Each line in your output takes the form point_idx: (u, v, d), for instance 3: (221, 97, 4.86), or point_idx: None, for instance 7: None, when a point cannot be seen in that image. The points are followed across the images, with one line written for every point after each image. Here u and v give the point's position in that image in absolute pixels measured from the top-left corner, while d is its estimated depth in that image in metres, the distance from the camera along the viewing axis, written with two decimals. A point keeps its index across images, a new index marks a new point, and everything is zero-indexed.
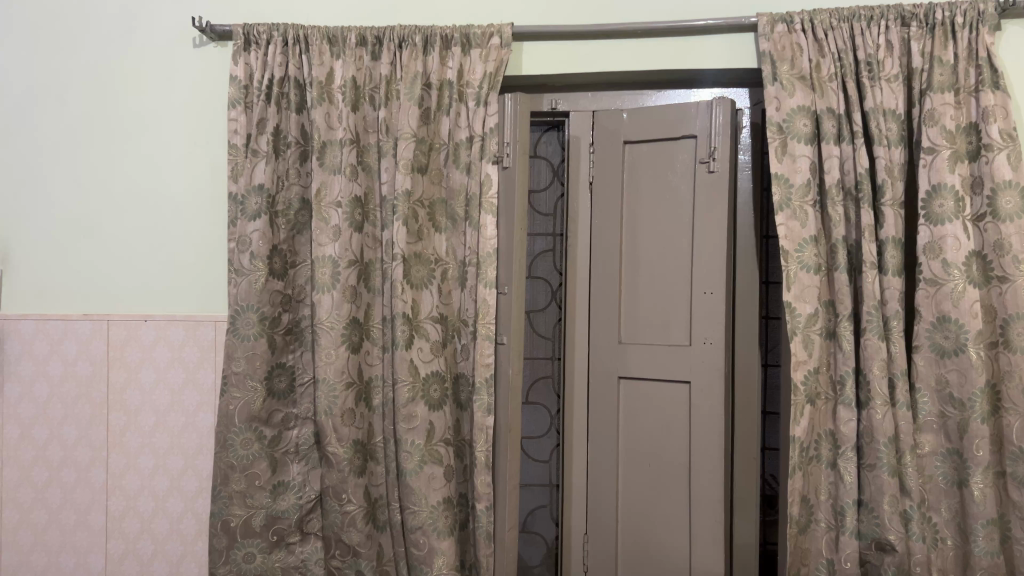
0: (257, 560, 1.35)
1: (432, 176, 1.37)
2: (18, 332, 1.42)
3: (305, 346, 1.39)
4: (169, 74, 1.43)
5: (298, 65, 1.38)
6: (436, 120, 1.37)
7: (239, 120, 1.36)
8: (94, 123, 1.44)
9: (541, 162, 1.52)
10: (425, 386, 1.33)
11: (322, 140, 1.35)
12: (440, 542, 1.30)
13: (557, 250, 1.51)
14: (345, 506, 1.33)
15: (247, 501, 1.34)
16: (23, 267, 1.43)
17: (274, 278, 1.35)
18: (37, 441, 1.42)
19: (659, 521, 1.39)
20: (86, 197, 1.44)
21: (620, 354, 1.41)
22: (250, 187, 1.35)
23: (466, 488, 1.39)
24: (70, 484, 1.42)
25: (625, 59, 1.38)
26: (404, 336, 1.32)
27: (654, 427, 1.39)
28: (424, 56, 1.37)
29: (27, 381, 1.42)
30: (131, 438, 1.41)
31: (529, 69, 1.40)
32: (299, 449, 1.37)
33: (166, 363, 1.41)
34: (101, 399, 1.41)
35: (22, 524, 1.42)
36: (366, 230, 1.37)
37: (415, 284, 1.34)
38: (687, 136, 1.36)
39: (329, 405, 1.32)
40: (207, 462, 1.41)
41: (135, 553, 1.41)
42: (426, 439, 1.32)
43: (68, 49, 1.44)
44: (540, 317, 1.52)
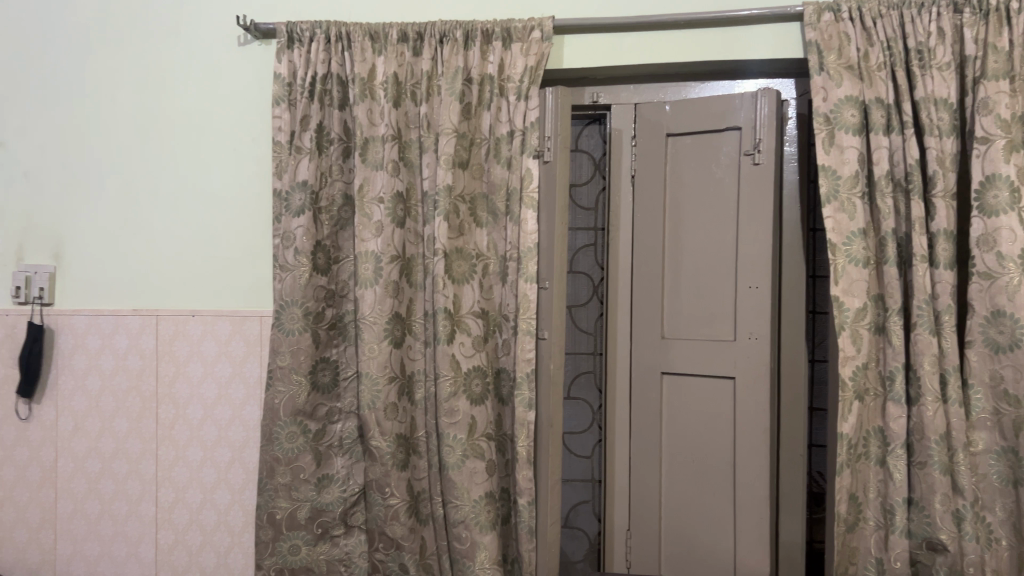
0: (302, 552, 1.37)
1: (473, 171, 1.37)
2: (70, 327, 1.45)
3: (349, 341, 1.40)
4: (216, 72, 1.45)
5: (340, 62, 1.39)
6: (477, 115, 1.37)
7: (283, 117, 1.38)
8: (144, 122, 1.47)
9: (583, 156, 1.50)
10: (467, 381, 1.34)
11: (364, 136, 1.36)
12: (483, 536, 1.31)
13: (599, 244, 1.49)
14: (388, 499, 1.34)
15: (292, 493, 1.36)
16: (76, 264, 1.47)
17: (318, 274, 1.37)
18: (90, 432, 1.45)
19: (701, 517, 1.37)
20: (135, 194, 1.47)
21: (663, 349, 1.40)
22: (294, 183, 1.36)
23: (508, 483, 1.39)
24: (122, 475, 1.45)
25: (667, 50, 1.36)
26: (446, 330, 1.31)
27: (698, 423, 1.38)
28: (465, 51, 1.37)
29: (80, 374, 1.45)
30: (180, 430, 1.44)
31: (570, 63, 1.39)
32: (343, 442, 1.38)
33: (213, 356, 1.44)
34: (151, 392, 1.44)
35: (75, 514, 1.45)
36: (407, 226, 1.38)
37: (457, 279, 1.35)
38: (732, 128, 1.34)
39: (372, 399, 1.33)
40: (253, 455, 1.43)
41: (185, 543, 1.44)
42: (469, 433, 1.33)
43: (120, 48, 1.47)
44: (581, 311, 1.51)
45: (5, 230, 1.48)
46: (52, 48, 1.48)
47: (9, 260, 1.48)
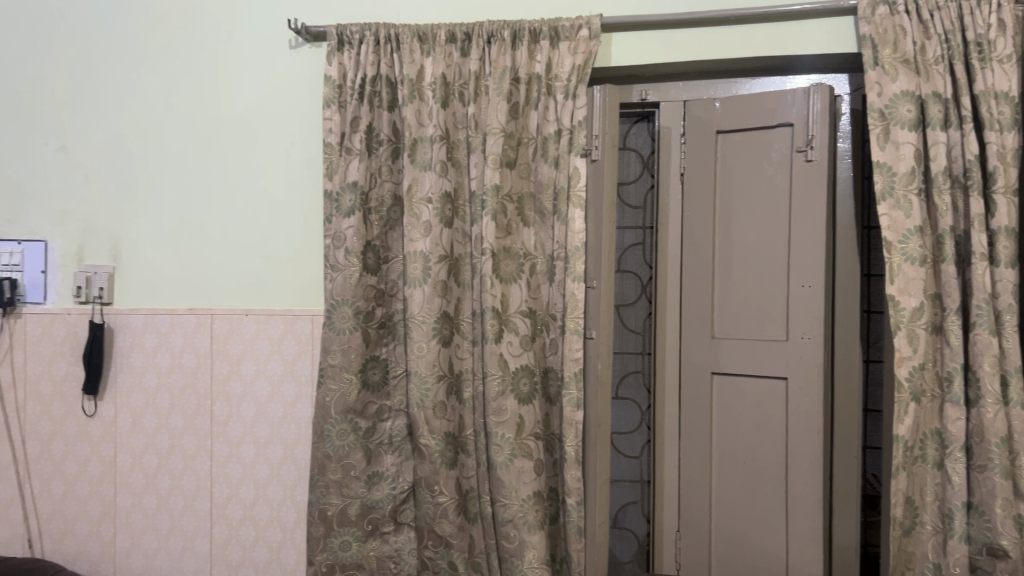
0: (353, 548, 1.38)
1: (521, 170, 1.37)
2: (129, 326, 1.49)
3: (398, 340, 1.42)
4: (268, 75, 1.48)
5: (389, 64, 1.40)
6: (524, 115, 1.37)
7: (333, 119, 1.39)
8: (198, 125, 1.50)
9: (631, 154, 1.49)
10: (515, 380, 1.34)
11: (413, 137, 1.37)
12: (531, 536, 1.31)
13: (647, 243, 1.48)
14: (437, 497, 1.35)
15: (343, 490, 1.37)
16: (134, 265, 1.50)
17: (368, 273, 1.39)
18: (147, 428, 1.49)
19: (753, 519, 1.36)
20: (191, 196, 1.50)
21: (713, 349, 1.38)
22: (344, 184, 1.38)
23: (556, 482, 1.39)
24: (178, 471, 1.48)
25: (718, 47, 1.35)
26: (494, 330, 1.33)
27: (749, 424, 1.36)
28: (513, 50, 1.37)
29: (138, 372, 1.49)
30: (234, 427, 1.47)
31: (618, 61, 1.38)
32: (392, 440, 1.40)
33: (266, 354, 1.46)
34: (206, 390, 1.47)
35: (134, 509, 1.49)
36: (455, 225, 1.39)
37: (505, 278, 1.35)
38: (785, 125, 1.32)
39: (421, 397, 1.34)
40: (305, 452, 1.45)
41: (239, 538, 1.47)
42: (517, 432, 1.33)
43: (176, 53, 1.50)
44: (629, 311, 1.49)
45: (66, 231, 1.52)
46: (110, 55, 1.52)
47: (70, 260, 1.52)
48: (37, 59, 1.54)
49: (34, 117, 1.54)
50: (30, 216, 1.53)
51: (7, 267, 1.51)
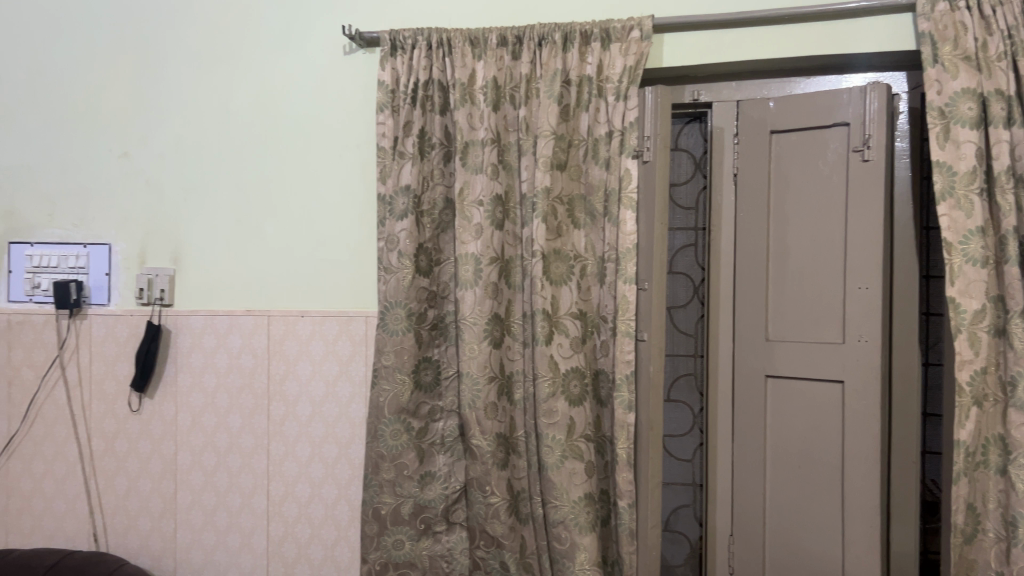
0: (406, 547, 1.40)
1: (571, 173, 1.37)
2: (188, 327, 1.53)
3: (449, 341, 1.43)
4: (323, 81, 1.50)
5: (441, 68, 1.42)
6: (575, 116, 1.37)
7: (387, 123, 1.41)
8: (255, 130, 1.53)
9: (683, 155, 1.49)
10: (565, 382, 1.34)
11: (464, 140, 1.39)
12: (583, 537, 1.31)
13: (699, 244, 1.48)
14: (489, 498, 1.36)
15: (396, 489, 1.39)
16: (193, 267, 1.54)
17: (421, 275, 1.40)
18: (206, 427, 1.52)
19: (808, 525, 1.34)
20: (248, 200, 1.53)
21: (767, 352, 1.37)
22: (398, 188, 1.40)
23: (607, 485, 1.38)
24: (236, 469, 1.51)
25: (772, 46, 1.34)
26: (544, 332, 1.33)
27: (804, 427, 1.34)
28: (564, 53, 1.37)
29: (197, 371, 1.53)
30: (290, 426, 1.50)
31: (670, 62, 1.38)
32: (444, 440, 1.42)
33: (321, 355, 1.49)
34: (263, 389, 1.50)
35: (193, 505, 1.53)
36: (506, 227, 1.39)
37: (555, 281, 1.35)
38: (841, 124, 1.30)
39: (473, 398, 1.35)
40: (359, 450, 1.47)
41: (295, 535, 1.49)
42: (568, 434, 1.33)
43: (232, 60, 1.54)
44: (680, 313, 1.49)
45: (129, 235, 1.56)
46: (170, 62, 1.56)
47: (133, 263, 1.56)
48: (101, 68, 1.58)
49: (99, 124, 1.58)
50: (95, 220, 1.58)
51: (72, 270, 1.57)
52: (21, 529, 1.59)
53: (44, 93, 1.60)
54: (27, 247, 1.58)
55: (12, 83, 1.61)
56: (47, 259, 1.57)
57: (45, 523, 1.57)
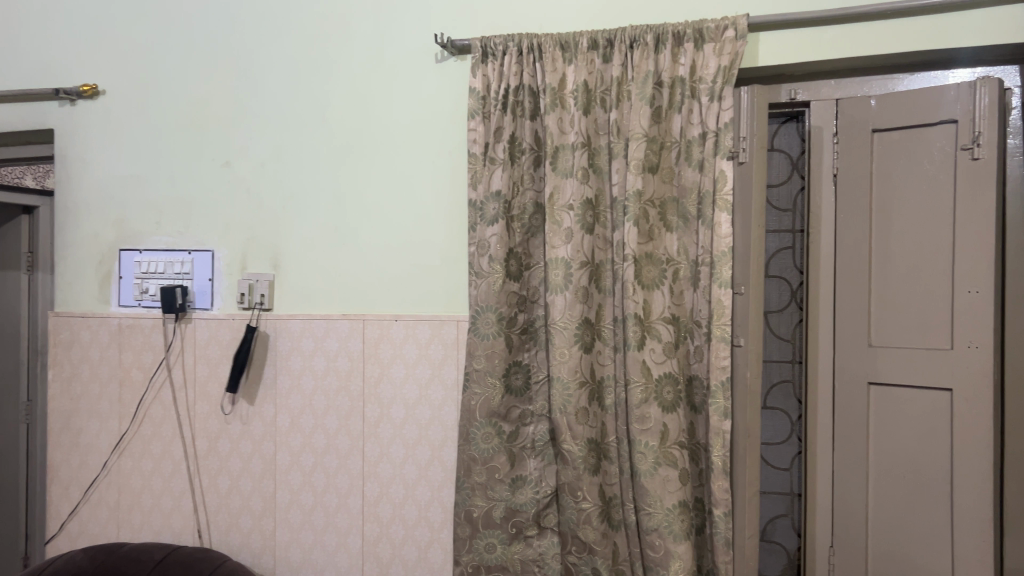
0: (497, 551, 1.40)
1: (664, 175, 1.35)
2: (287, 331, 1.57)
3: (540, 345, 1.43)
4: (415, 88, 1.53)
5: (532, 73, 1.42)
6: (667, 118, 1.35)
7: (478, 130, 1.43)
8: (350, 139, 1.56)
9: (779, 155, 1.44)
10: (659, 388, 1.32)
11: (554, 144, 1.38)
12: (677, 545, 1.29)
13: (797, 246, 1.43)
14: (581, 503, 1.35)
15: (488, 492, 1.40)
16: (292, 273, 1.59)
17: (511, 280, 1.41)
18: (304, 428, 1.56)
19: (914, 538, 1.28)
20: (343, 207, 1.57)
21: (870, 358, 1.32)
22: (488, 194, 1.41)
23: (702, 493, 1.36)
24: (332, 470, 1.55)
25: (873, 42, 1.29)
26: (636, 336, 1.31)
27: (910, 437, 1.29)
28: (656, 54, 1.35)
29: (296, 374, 1.57)
30: (385, 428, 1.52)
31: (766, 62, 1.35)
32: (535, 445, 1.41)
33: (414, 358, 1.51)
34: (358, 392, 1.53)
35: (292, 504, 1.57)
36: (597, 231, 1.39)
37: (647, 284, 1.34)
38: (946, 121, 1.25)
39: (564, 403, 1.35)
40: (451, 453, 1.49)
41: (389, 536, 1.52)
42: (661, 441, 1.31)
43: (328, 70, 1.58)
44: (775, 317, 1.45)
45: (231, 242, 1.62)
46: (268, 74, 1.61)
47: (234, 269, 1.62)
48: (204, 81, 1.64)
49: (203, 135, 1.64)
50: (199, 227, 1.64)
51: (178, 276, 1.63)
52: (131, 524, 1.66)
53: (152, 107, 1.67)
54: (137, 254, 1.66)
55: (124, 97, 1.69)
56: (154, 266, 1.64)
57: (153, 518, 1.64)
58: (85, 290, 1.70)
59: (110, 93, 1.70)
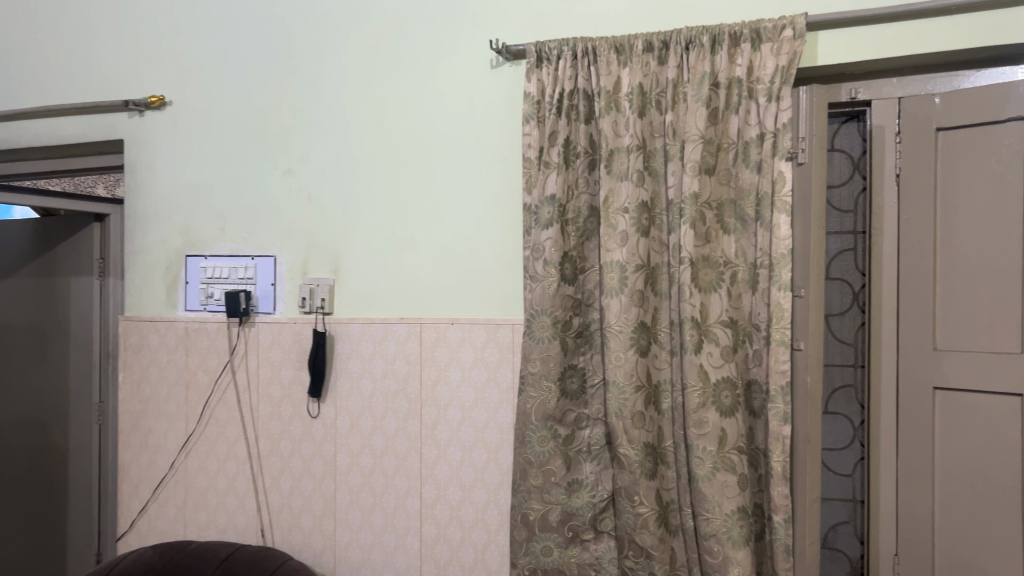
0: (554, 554, 1.40)
1: (721, 177, 1.34)
2: (347, 334, 1.60)
3: (595, 349, 1.43)
4: (472, 94, 1.54)
5: (586, 77, 1.42)
6: (725, 119, 1.33)
7: (532, 134, 1.43)
8: (408, 145, 1.59)
9: (840, 155, 1.42)
10: (716, 392, 1.31)
11: (609, 147, 1.39)
12: (736, 551, 1.28)
13: (858, 248, 1.40)
14: (638, 508, 1.35)
15: (544, 496, 1.40)
16: (351, 277, 1.61)
17: (565, 284, 1.41)
18: (364, 430, 1.59)
19: (983, 548, 1.24)
20: (401, 212, 1.59)
21: (936, 362, 1.29)
22: (543, 198, 1.41)
23: (761, 499, 1.34)
24: (391, 471, 1.57)
25: (937, 38, 1.26)
26: (693, 340, 1.31)
27: (978, 443, 1.25)
28: (712, 55, 1.34)
29: (356, 376, 1.59)
30: (442, 430, 1.54)
31: (825, 61, 1.33)
32: (591, 448, 1.41)
33: (470, 361, 1.52)
34: (415, 394, 1.55)
35: (352, 505, 1.59)
36: (652, 234, 1.38)
37: (704, 288, 1.32)
38: (1015, 118, 1.21)
39: (619, 407, 1.34)
40: (507, 456, 1.50)
41: (446, 537, 1.53)
42: (719, 446, 1.30)
43: (385, 77, 1.60)
44: (837, 321, 1.42)
45: (292, 247, 1.65)
46: (328, 83, 1.64)
47: (296, 274, 1.65)
48: (266, 91, 1.68)
49: (265, 143, 1.68)
50: (261, 234, 1.68)
51: (242, 280, 1.67)
52: (197, 522, 1.70)
53: (216, 116, 1.72)
54: (202, 259, 1.71)
55: (190, 108, 1.74)
56: (219, 271, 1.68)
57: (218, 517, 1.68)
58: (153, 296, 1.75)
59: (176, 104, 1.75)
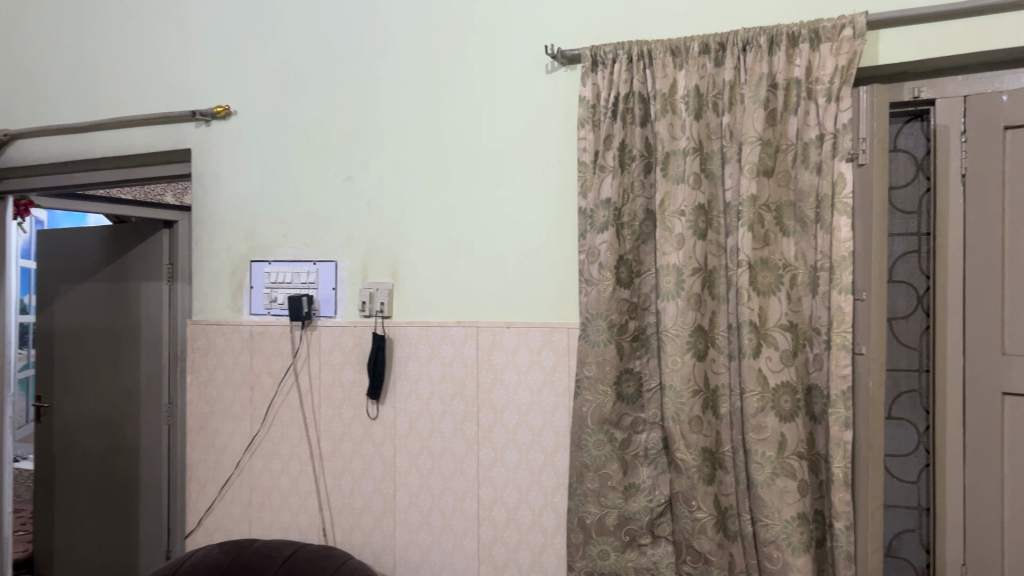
0: (611, 558, 1.41)
1: (779, 178, 1.33)
2: (405, 337, 1.63)
3: (651, 353, 1.42)
4: (527, 100, 1.55)
5: (642, 80, 1.42)
6: (783, 120, 1.32)
7: (588, 138, 1.43)
8: (465, 152, 1.60)
9: (903, 155, 1.39)
10: (776, 397, 1.30)
11: (665, 150, 1.38)
12: (796, 558, 1.26)
13: (923, 250, 1.37)
14: (695, 513, 1.34)
15: (600, 500, 1.40)
16: (410, 282, 1.64)
17: (621, 287, 1.41)
18: (422, 432, 1.61)
19: None
20: (458, 218, 1.61)
21: (1004, 367, 1.26)
22: (598, 201, 1.41)
23: (822, 505, 1.32)
24: (449, 473, 1.59)
25: (1005, 34, 1.23)
26: (751, 344, 1.30)
27: None
28: (770, 56, 1.33)
29: (414, 379, 1.62)
30: (498, 433, 1.55)
31: (886, 60, 1.30)
32: (648, 452, 1.41)
33: (526, 364, 1.53)
34: (472, 396, 1.57)
35: (411, 506, 1.62)
36: (710, 237, 1.37)
37: (763, 291, 1.32)
38: None
39: (676, 411, 1.34)
40: (563, 459, 1.50)
41: (504, 540, 1.54)
42: (778, 451, 1.29)
43: (443, 84, 1.62)
44: (902, 325, 1.39)
45: (352, 252, 1.69)
46: (387, 91, 1.67)
47: (356, 278, 1.68)
48: (327, 99, 1.72)
49: (326, 152, 1.72)
50: (323, 239, 1.72)
51: (304, 285, 1.71)
52: (262, 521, 1.75)
53: (279, 125, 1.76)
54: (266, 264, 1.76)
55: (254, 117, 1.78)
56: (282, 276, 1.73)
57: (281, 517, 1.73)
58: (219, 300, 1.80)
59: (240, 114, 1.80)
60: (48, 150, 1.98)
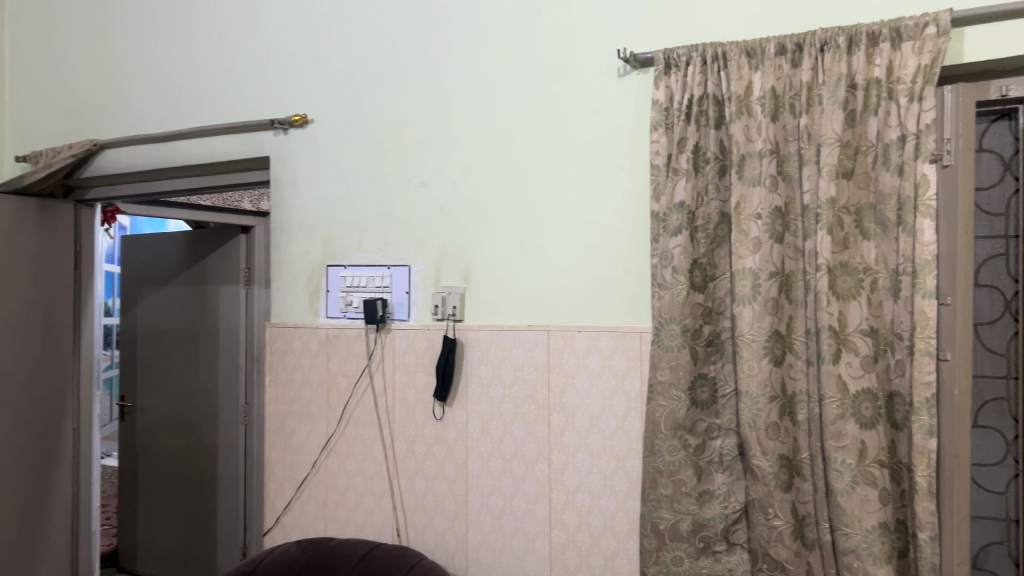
0: (685, 564, 1.39)
1: (859, 180, 1.30)
2: (477, 341, 1.64)
3: (726, 358, 1.41)
4: (599, 103, 1.55)
5: (716, 82, 1.40)
6: (863, 121, 1.29)
7: (661, 141, 1.43)
8: (537, 155, 1.61)
9: (989, 155, 1.34)
10: (856, 404, 1.27)
11: (741, 153, 1.36)
12: (877, 569, 1.23)
13: (1011, 253, 1.32)
14: (772, 520, 1.33)
15: (675, 505, 1.39)
16: (482, 286, 1.66)
17: (695, 291, 1.40)
18: (494, 434, 1.62)
19: None
20: (530, 221, 1.62)
21: None
22: (672, 205, 1.41)
23: (904, 514, 1.29)
24: (521, 476, 1.60)
25: None
26: (831, 350, 1.27)
27: None
28: (849, 56, 1.30)
29: (485, 382, 1.63)
30: (570, 437, 1.55)
31: (972, 58, 1.26)
32: (723, 459, 1.40)
33: (598, 368, 1.53)
34: (544, 400, 1.58)
35: (483, 507, 1.63)
36: (787, 240, 1.35)
37: (843, 295, 1.29)
38: None
39: (753, 417, 1.33)
40: (636, 464, 1.49)
41: (576, 543, 1.54)
42: (859, 459, 1.26)
43: (516, 89, 1.63)
44: (988, 330, 1.34)
45: (426, 256, 1.71)
46: (460, 97, 1.69)
47: (429, 282, 1.71)
48: (400, 106, 1.75)
49: (400, 158, 1.75)
50: (396, 244, 1.75)
51: (379, 289, 1.74)
52: (337, 520, 1.78)
53: (354, 132, 1.80)
54: (342, 269, 1.79)
55: (330, 124, 1.83)
56: (357, 280, 1.76)
57: (356, 516, 1.76)
58: (296, 304, 1.85)
59: (317, 122, 1.84)
60: (135, 159, 2.06)
